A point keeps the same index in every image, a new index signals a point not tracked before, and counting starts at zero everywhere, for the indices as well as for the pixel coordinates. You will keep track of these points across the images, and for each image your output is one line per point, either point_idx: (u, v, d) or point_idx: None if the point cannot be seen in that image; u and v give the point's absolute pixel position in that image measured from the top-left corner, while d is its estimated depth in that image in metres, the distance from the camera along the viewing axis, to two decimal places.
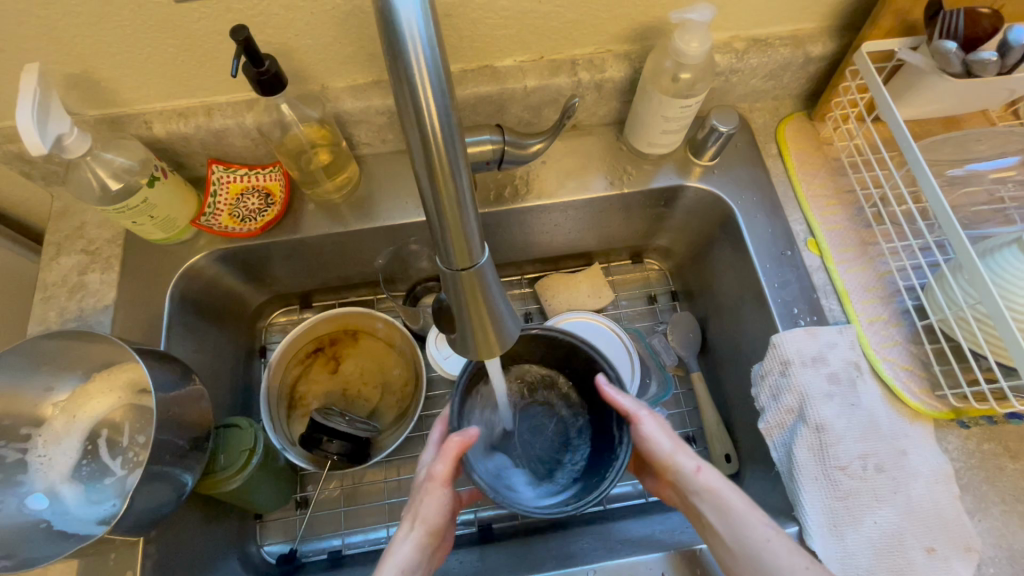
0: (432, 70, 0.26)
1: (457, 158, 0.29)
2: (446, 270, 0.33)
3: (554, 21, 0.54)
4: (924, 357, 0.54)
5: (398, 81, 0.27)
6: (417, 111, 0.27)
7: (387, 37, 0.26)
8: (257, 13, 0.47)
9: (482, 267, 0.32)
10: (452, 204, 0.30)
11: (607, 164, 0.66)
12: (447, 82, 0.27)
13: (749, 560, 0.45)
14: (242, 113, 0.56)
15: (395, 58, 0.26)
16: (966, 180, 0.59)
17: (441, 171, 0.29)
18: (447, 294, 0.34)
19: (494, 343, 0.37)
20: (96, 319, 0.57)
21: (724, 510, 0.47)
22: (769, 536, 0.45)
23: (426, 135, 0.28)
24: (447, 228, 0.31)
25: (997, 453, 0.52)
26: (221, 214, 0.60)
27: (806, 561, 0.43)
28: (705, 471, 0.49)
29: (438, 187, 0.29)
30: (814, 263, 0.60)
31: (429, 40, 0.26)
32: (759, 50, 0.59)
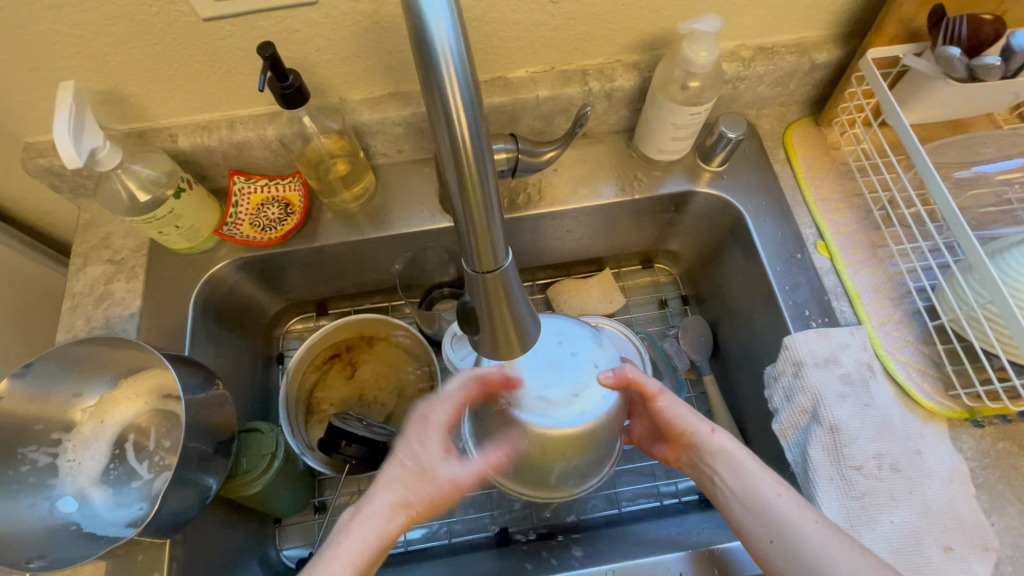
0: (463, 85, 0.28)
1: (485, 164, 0.30)
2: (470, 272, 0.34)
3: (565, 32, 0.56)
4: (936, 357, 0.55)
5: (429, 92, 0.28)
6: (449, 124, 0.29)
7: (421, 51, 0.28)
8: (280, 29, 0.49)
9: (505, 271, 0.34)
10: (480, 211, 0.31)
11: (617, 171, 0.67)
12: (476, 94, 0.29)
13: (761, 510, 0.48)
14: (264, 125, 0.58)
15: (427, 72, 0.28)
16: (974, 181, 0.59)
17: (470, 178, 0.30)
18: (472, 295, 0.36)
19: (513, 339, 0.39)
20: (122, 326, 0.59)
21: (739, 471, 0.50)
22: (781, 491, 0.48)
23: (457, 147, 0.29)
24: (475, 234, 0.32)
25: (1012, 452, 0.52)
26: (242, 224, 0.61)
27: (814, 515, 0.46)
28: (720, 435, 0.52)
29: (467, 197, 0.31)
30: (824, 265, 0.60)
31: (461, 56, 0.28)
32: (765, 58, 0.61)
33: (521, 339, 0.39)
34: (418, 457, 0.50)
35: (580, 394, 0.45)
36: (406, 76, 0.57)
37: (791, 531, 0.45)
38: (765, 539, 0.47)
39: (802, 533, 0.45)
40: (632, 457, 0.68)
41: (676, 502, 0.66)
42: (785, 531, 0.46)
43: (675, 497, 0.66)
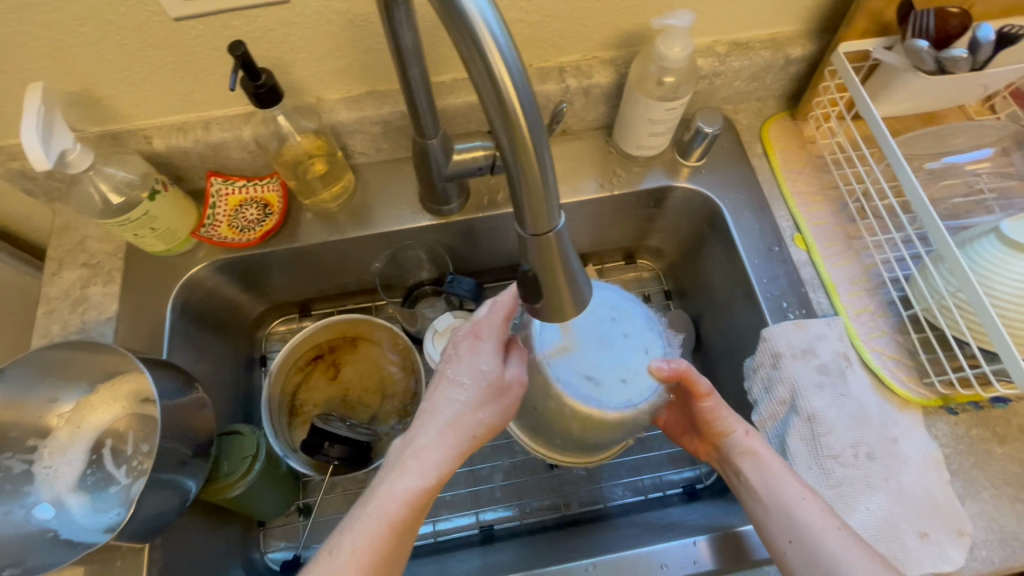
0: (500, 34, 0.27)
1: (538, 123, 0.29)
2: (527, 236, 0.33)
3: (541, 30, 0.56)
4: (911, 346, 0.56)
5: (471, 55, 0.27)
6: (491, 75, 0.27)
7: (448, 9, 0.27)
8: (252, 29, 0.49)
9: (562, 231, 0.33)
10: (536, 171, 0.30)
11: (597, 167, 0.67)
12: (519, 53, 0.27)
13: (784, 513, 0.48)
14: (239, 125, 0.58)
15: (459, 26, 0.27)
16: (943, 172, 0.61)
17: (525, 139, 0.29)
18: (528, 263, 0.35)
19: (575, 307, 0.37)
20: (99, 330, 0.58)
21: (769, 474, 0.50)
22: (806, 496, 0.48)
23: (508, 108, 0.28)
24: (528, 192, 0.31)
25: (986, 438, 0.53)
26: (220, 225, 0.61)
27: (837, 523, 0.46)
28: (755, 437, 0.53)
29: (519, 150, 0.29)
30: (801, 258, 0.61)
31: (491, 6, 0.26)
32: (740, 53, 0.61)
33: (582, 302, 0.36)
34: (476, 424, 0.46)
35: (630, 380, 0.46)
36: (383, 74, 0.57)
37: (811, 534, 0.46)
38: (783, 539, 0.48)
39: (823, 540, 0.46)
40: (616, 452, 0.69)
41: (660, 495, 0.66)
42: (806, 535, 0.46)
43: (660, 491, 0.67)
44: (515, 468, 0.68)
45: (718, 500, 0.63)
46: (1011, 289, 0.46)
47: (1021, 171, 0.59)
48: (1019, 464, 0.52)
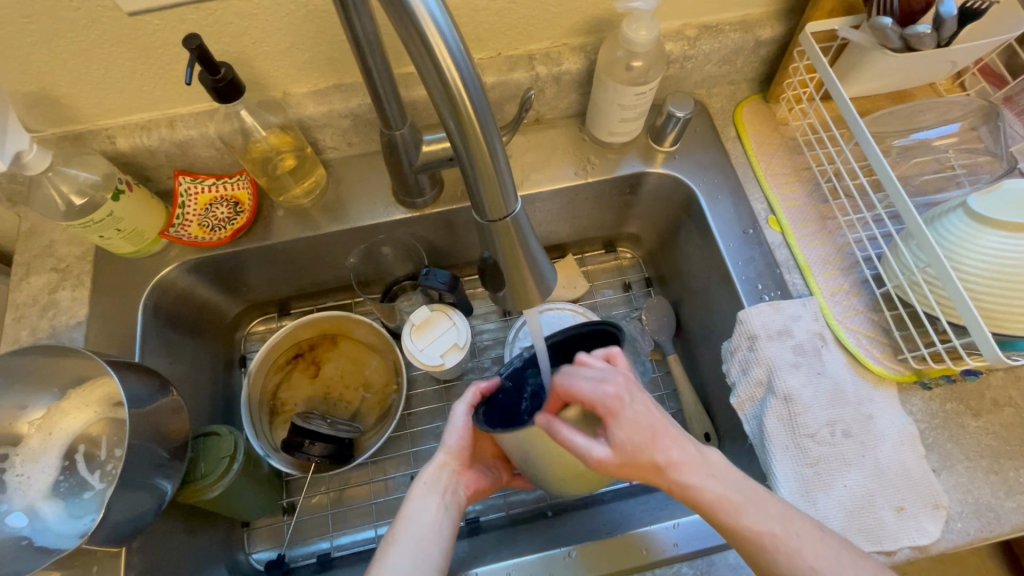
0: (451, 40, 0.27)
1: (487, 119, 0.30)
2: (483, 222, 0.36)
3: (507, 17, 0.55)
4: (884, 323, 0.56)
5: (417, 55, 0.28)
6: (444, 81, 0.28)
7: (397, 13, 0.27)
8: (210, 22, 0.48)
9: (516, 217, 0.35)
10: (487, 164, 0.32)
11: (572, 155, 0.67)
12: (466, 49, 0.28)
13: (753, 552, 0.40)
14: (204, 123, 0.57)
15: (411, 34, 0.27)
16: (914, 149, 0.62)
17: (474, 134, 0.30)
18: (488, 246, 0.38)
19: (534, 288, 0.40)
20: (69, 335, 0.57)
21: (716, 519, 0.41)
22: (751, 511, 0.40)
23: (457, 106, 0.29)
24: (485, 186, 0.33)
25: (960, 412, 0.54)
26: (190, 225, 0.60)
27: (800, 532, 0.40)
28: (681, 460, 0.41)
29: (475, 149, 0.31)
30: (775, 240, 0.61)
31: (441, 10, 0.27)
32: (710, 37, 0.61)
33: (541, 285, 0.40)
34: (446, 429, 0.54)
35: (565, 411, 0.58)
36: (349, 66, 0.56)
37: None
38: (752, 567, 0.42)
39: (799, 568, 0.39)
40: None
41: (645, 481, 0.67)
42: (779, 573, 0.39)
43: None
44: None
45: None
46: (977, 263, 0.47)
47: (990, 146, 0.59)
48: (993, 436, 0.53)
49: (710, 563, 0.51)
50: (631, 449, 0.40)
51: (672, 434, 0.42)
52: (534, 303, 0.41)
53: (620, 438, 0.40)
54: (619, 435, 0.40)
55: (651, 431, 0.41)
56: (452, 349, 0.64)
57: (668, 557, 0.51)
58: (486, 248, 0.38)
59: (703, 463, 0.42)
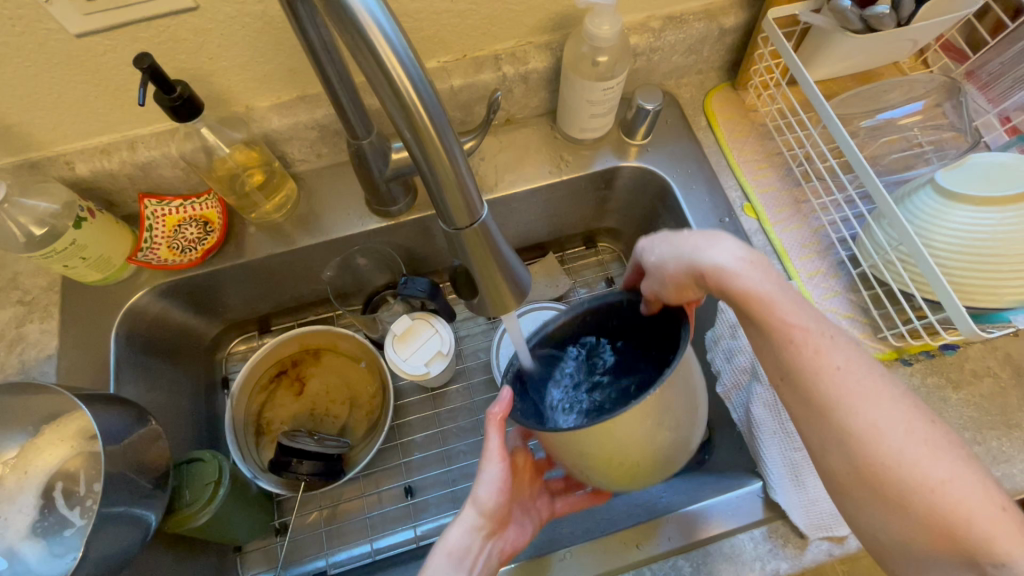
0: (399, 49, 0.27)
1: (444, 126, 0.30)
2: (451, 232, 0.35)
3: (469, 18, 0.55)
4: (863, 303, 0.56)
5: (367, 65, 0.27)
6: (397, 91, 0.28)
7: (344, 25, 0.26)
8: (162, 40, 0.47)
9: (484, 223, 0.35)
10: (449, 173, 0.31)
11: (546, 153, 0.67)
12: (416, 56, 0.27)
13: (786, 352, 0.39)
14: (167, 143, 0.55)
15: (359, 44, 0.26)
16: (880, 129, 0.63)
17: (432, 143, 0.30)
18: (458, 255, 0.37)
19: (509, 294, 0.40)
20: (40, 369, 0.56)
21: (761, 316, 0.40)
22: (798, 329, 0.39)
23: (411, 115, 0.28)
24: (448, 194, 0.32)
25: (941, 385, 0.54)
26: (159, 247, 0.59)
27: (842, 360, 0.38)
28: (726, 263, 0.41)
29: (434, 156, 0.30)
30: (751, 227, 0.61)
31: (387, 19, 0.26)
32: (674, 28, 0.61)
33: (515, 290, 0.39)
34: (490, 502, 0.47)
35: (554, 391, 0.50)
36: (311, 77, 0.55)
37: (836, 407, 0.38)
38: (779, 377, 0.41)
39: (826, 381, 0.38)
40: None
41: None
42: (801, 380, 0.39)
43: None
44: None
45: None
46: (948, 239, 0.47)
47: (954, 121, 0.60)
48: (974, 408, 0.53)
49: (706, 555, 0.51)
50: (669, 277, 0.44)
51: (718, 246, 0.43)
52: (510, 309, 0.41)
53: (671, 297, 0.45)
54: (667, 296, 0.45)
55: (679, 249, 0.44)
56: (436, 357, 0.64)
57: (663, 551, 0.51)
58: (456, 256, 0.37)
59: (778, 282, 0.41)
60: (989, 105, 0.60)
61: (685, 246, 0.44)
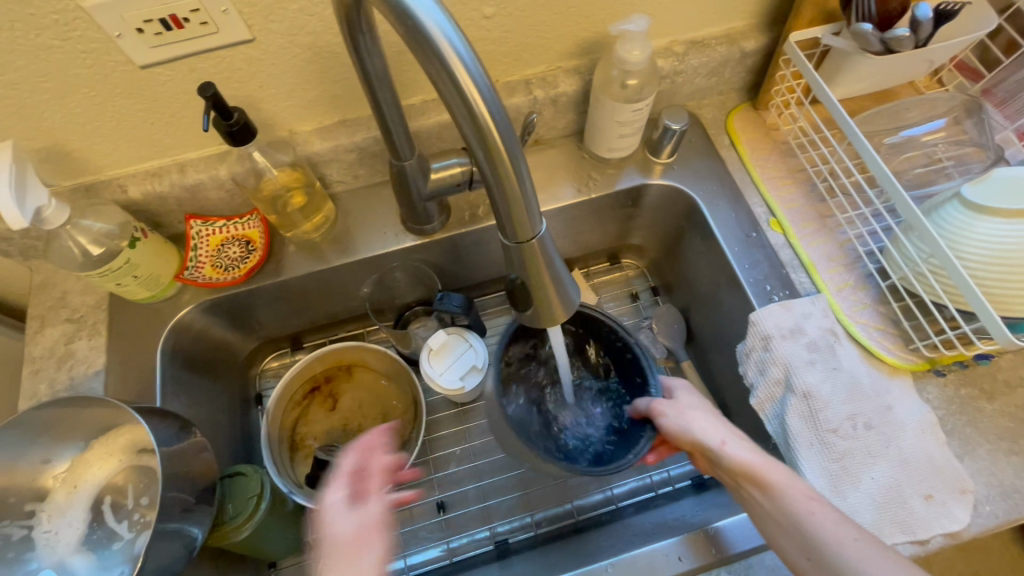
0: (475, 74, 0.29)
1: (513, 145, 0.31)
2: (510, 245, 0.36)
3: (503, 45, 0.58)
4: (893, 315, 0.57)
5: (445, 91, 0.29)
6: (472, 112, 0.29)
7: (425, 54, 0.28)
8: (219, 70, 0.49)
9: (542, 237, 0.36)
10: (513, 189, 0.33)
11: (573, 173, 0.69)
12: (490, 81, 0.29)
13: (801, 529, 0.44)
14: (215, 165, 0.58)
15: (439, 71, 0.29)
16: (903, 146, 0.64)
17: (500, 160, 0.31)
18: (514, 267, 0.38)
19: (560, 306, 0.41)
20: (88, 385, 0.57)
21: (770, 487, 0.46)
22: (815, 504, 0.44)
23: (484, 135, 0.30)
24: (512, 209, 0.34)
25: (975, 396, 0.55)
26: (204, 266, 0.61)
27: (856, 533, 0.42)
28: (747, 450, 0.50)
29: (501, 174, 0.32)
30: (778, 241, 0.63)
31: (465, 47, 0.28)
32: (698, 51, 0.64)
33: (566, 301, 0.41)
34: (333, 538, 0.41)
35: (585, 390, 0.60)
36: (353, 102, 0.58)
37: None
38: (802, 559, 0.43)
39: (842, 552, 0.41)
40: None
41: (671, 489, 0.67)
42: (824, 553, 0.42)
43: (669, 485, 0.67)
44: (523, 478, 0.68)
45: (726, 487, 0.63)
46: (977, 249, 0.48)
47: (975, 137, 0.62)
48: (1010, 418, 0.54)
49: (749, 565, 0.52)
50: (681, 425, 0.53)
51: (731, 431, 0.53)
52: (560, 319, 0.42)
53: (669, 429, 0.54)
54: (665, 423, 0.54)
55: (712, 417, 0.54)
56: (471, 371, 0.65)
57: (705, 564, 0.52)
58: (512, 270, 0.39)
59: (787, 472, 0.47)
60: (1007, 122, 0.62)
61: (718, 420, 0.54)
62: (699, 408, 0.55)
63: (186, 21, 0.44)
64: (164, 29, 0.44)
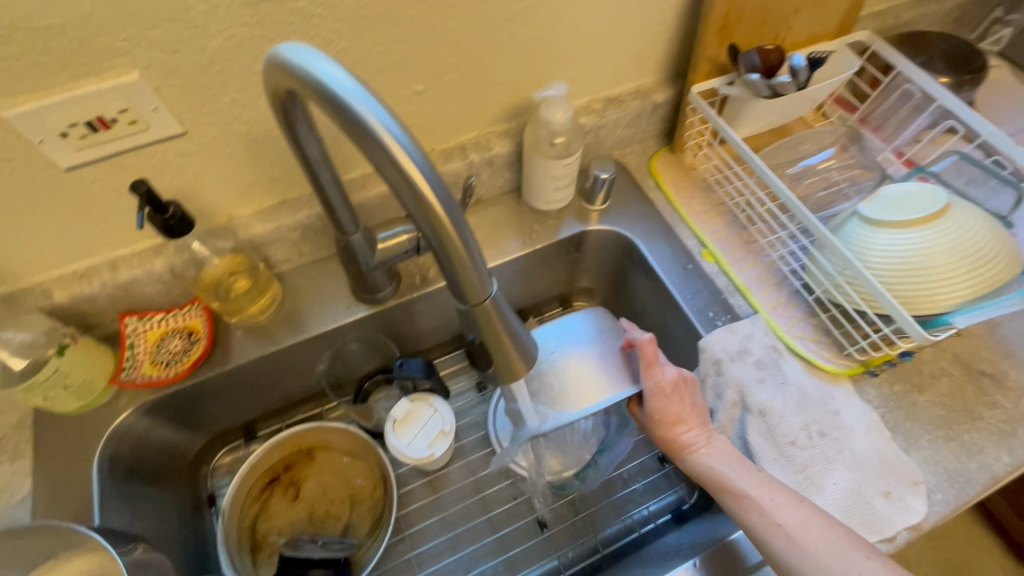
0: (414, 155, 0.30)
1: (456, 214, 0.33)
2: (465, 308, 0.37)
3: (435, 116, 0.61)
4: (824, 325, 0.62)
5: (387, 173, 0.31)
6: (414, 191, 0.31)
7: (364, 142, 0.30)
8: (152, 164, 0.49)
9: (494, 298, 0.37)
10: (461, 254, 0.34)
11: (516, 227, 0.72)
12: (428, 160, 0.31)
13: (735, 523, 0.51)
14: (150, 259, 0.56)
15: (379, 156, 0.30)
16: (804, 174, 0.71)
17: (446, 230, 0.33)
18: (472, 328, 0.39)
19: (521, 361, 0.42)
20: (12, 516, 0.51)
21: (710, 487, 0.53)
22: (745, 496, 0.50)
23: (428, 209, 0.32)
24: (463, 276, 0.35)
25: (908, 390, 0.60)
26: (142, 364, 0.57)
27: (781, 518, 0.48)
28: (692, 450, 0.55)
29: (449, 243, 0.33)
30: (713, 270, 0.67)
31: (401, 130, 0.30)
32: (614, 107, 0.70)
33: (526, 355, 0.42)
34: None
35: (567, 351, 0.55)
36: (292, 182, 0.59)
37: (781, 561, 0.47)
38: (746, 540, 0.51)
39: (767, 540, 0.48)
40: (601, 494, 0.69)
41: (652, 527, 0.66)
42: (756, 542, 0.49)
43: (650, 523, 0.67)
44: (505, 540, 0.66)
45: (704, 515, 0.63)
46: (882, 257, 0.54)
47: (861, 161, 0.72)
48: (941, 407, 0.59)
49: None
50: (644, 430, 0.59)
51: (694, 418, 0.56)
52: (523, 372, 0.43)
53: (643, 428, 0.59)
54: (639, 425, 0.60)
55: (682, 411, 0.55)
56: (439, 438, 0.64)
57: None
58: (470, 331, 0.40)
59: (728, 464, 0.53)
60: (885, 143, 0.73)
61: (689, 421, 0.55)
62: (669, 408, 0.55)
63: (114, 122, 0.44)
64: (90, 131, 0.44)
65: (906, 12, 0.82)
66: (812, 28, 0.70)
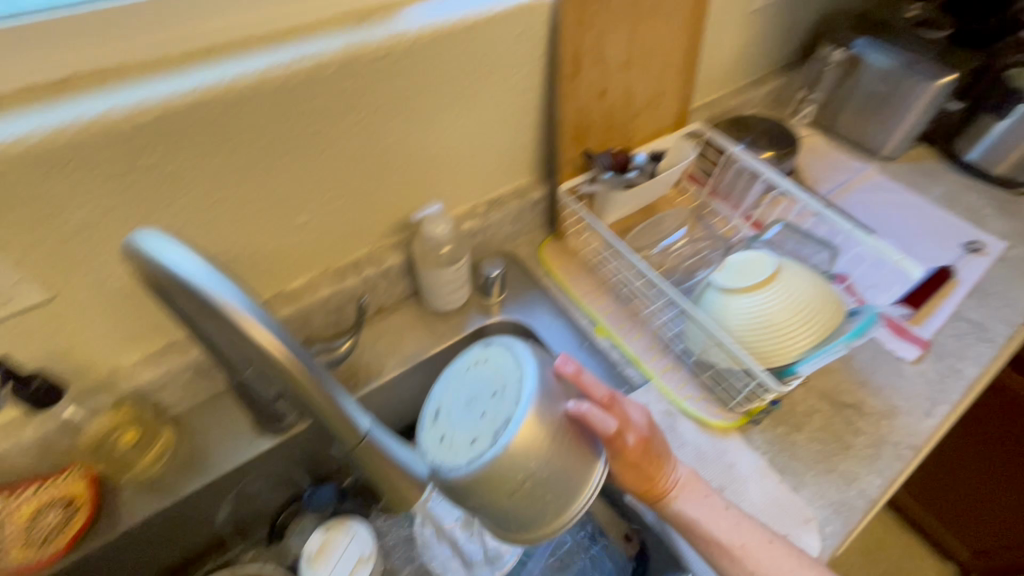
0: (272, 331, 0.36)
1: (317, 373, 0.39)
2: (340, 442, 0.43)
3: (323, 241, 0.64)
4: (708, 383, 0.68)
5: (251, 348, 0.37)
6: (274, 360, 0.37)
7: (225, 324, 0.35)
8: (15, 336, 0.48)
9: (365, 428, 0.44)
10: (328, 402, 0.40)
11: (420, 330, 0.75)
12: (287, 333, 0.38)
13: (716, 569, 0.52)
14: (18, 430, 0.52)
15: (240, 335, 0.36)
16: (670, 249, 0.81)
17: (310, 385, 0.39)
18: (352, 455, 0.45)
19: (403, 476, 0.47)
20: None
21: (688, 536, 0.52)
22: (725, 547, 0.51)
23: (291, 373, 0.38)
24: (333, 417, 0.41)
25: (789, 431, 0.66)
26: (10, 549, 0.50)
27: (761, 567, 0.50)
28: (669, 501, 0.52)
29: (314, 395, 0.40)
30: (606, 345, 0.73)
31: (258, 312, 0.36)
32: (497, 208, 0.76)
33: (405, 471, 0.47)
34: None
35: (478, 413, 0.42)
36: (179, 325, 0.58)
37: None
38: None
39: None
40: None
41: None
42: None
43: None
44: None
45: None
46: (737, 319, 0.62)
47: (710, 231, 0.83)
48: (818, 442, 0.65)
49: None
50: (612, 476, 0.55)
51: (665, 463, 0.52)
52: (400, 487, 0.47)
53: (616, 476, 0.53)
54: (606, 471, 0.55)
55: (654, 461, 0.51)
56: (359, 564, 0.60)
57: None
58: (350, 457, 0.46)
59: (702, 511, 0.52)
60: (734, 209, 0.84)
61: (658, 477, 0.51)
62: (640, 472, 0.49)
63: None
64: None
65: (731, 101, 0.98)
66: (651, 127, 0.82)
